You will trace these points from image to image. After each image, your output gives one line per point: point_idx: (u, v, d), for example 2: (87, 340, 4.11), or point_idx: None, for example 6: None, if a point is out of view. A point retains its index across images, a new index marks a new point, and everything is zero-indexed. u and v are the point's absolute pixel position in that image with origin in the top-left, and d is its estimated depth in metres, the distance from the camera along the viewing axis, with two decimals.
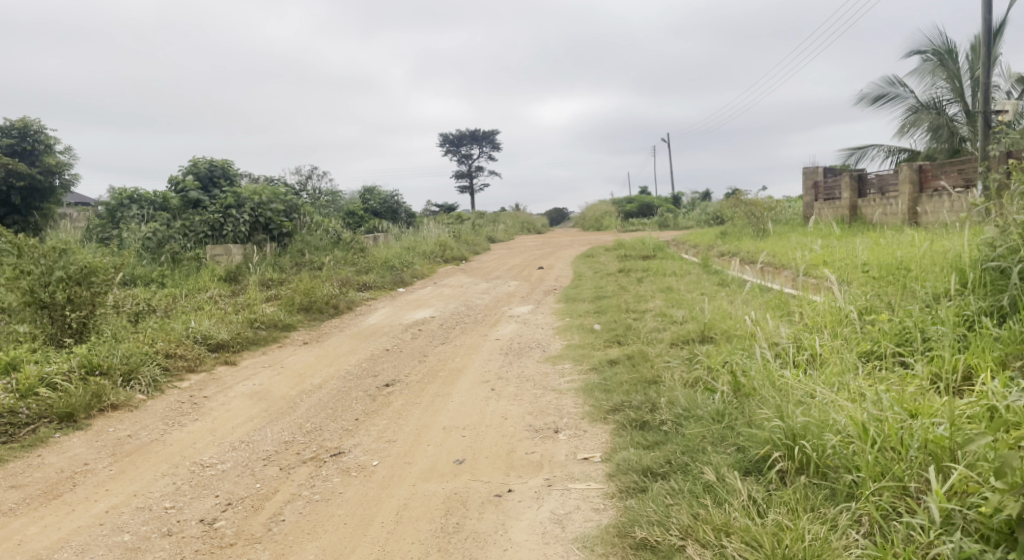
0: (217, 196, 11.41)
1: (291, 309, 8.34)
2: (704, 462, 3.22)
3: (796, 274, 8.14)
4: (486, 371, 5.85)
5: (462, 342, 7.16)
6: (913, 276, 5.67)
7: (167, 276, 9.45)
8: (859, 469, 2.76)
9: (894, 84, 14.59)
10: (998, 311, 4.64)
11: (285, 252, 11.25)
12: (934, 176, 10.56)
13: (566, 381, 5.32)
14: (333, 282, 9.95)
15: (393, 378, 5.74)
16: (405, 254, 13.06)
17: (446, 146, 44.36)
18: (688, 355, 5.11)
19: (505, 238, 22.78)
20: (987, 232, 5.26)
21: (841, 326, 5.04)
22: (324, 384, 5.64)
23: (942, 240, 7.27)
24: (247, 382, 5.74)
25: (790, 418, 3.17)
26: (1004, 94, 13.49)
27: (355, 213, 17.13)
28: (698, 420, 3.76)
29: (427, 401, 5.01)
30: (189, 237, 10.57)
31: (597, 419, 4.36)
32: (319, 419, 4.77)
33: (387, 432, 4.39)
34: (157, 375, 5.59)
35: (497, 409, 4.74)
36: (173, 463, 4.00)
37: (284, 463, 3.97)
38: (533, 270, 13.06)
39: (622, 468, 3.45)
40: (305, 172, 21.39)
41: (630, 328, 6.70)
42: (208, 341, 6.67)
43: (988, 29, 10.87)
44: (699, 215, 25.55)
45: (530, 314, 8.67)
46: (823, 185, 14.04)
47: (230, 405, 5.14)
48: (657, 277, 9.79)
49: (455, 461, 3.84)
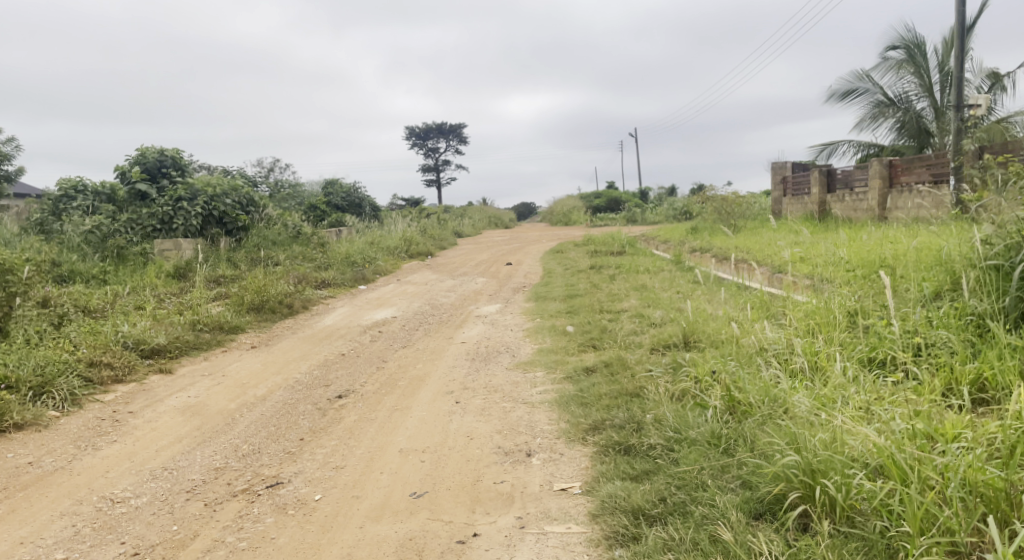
0: (166, 188, 10.58)
1: (239, 309, 7.70)
2: (706, 504, 2.76)
3: (776, 271, 7.70)
4: (451, 380, 5.31)
5: (425, 346, 6.58)
6: (901, 276, 5.23)
7: (110, 272, 8.66)
8: (895, 514, 2.35)
9: (862, 79, 14.29)
10: (999, 314, 4.16)
11: (240, 248, 10.49)
12: (904, 171, 10.32)
13: (539, 393, 4.80)
14: (289, 279, 9.29)
15: (347, 389, 5.16)
16: (367, 249, 12.44)
17: (412, 139, 43.38)
18: (672, 363, 4.61)
19: (472, 232, 22.17)
20: (981, 229, 4.82)
21: (835, 330, 4.56)
22: (269, 396, 5.05)
23: (926, 235, 6.89)
24: (182, 395, 5.11)
25: (808, 450, 2.70)
26: (974, 90, 13.31)
27: (317, 207, 16.54)
28: (691, 444, 3.29)
29: (383, 417, 4.45)
30: (136, 231, 9.79)
31: (574, 440, 3.85)
32: (258, 438, 4.19)
33: (334, 457, 3.82)
34: (76, 388, 4.95)
35: (461, 427, 4.20)
36: (76, 499, 3.41)
37: (210, 498, 3.40)
38: (501, 266, 12.46)
39: (607, 506, 2.96)
40: (266, 164, 20.70)
41: (606, 330, 6.21)
42: (141, 347, 6.00)
43: (961, 24, 10.60)
44: (667, 210, 25.30)
45: (497, 314, 8.12)
46: (791, 180, 13.72)
47: (157, 422, 4.52)
48: (629, 274, 9.31)
49: (411, 495, 3.30)
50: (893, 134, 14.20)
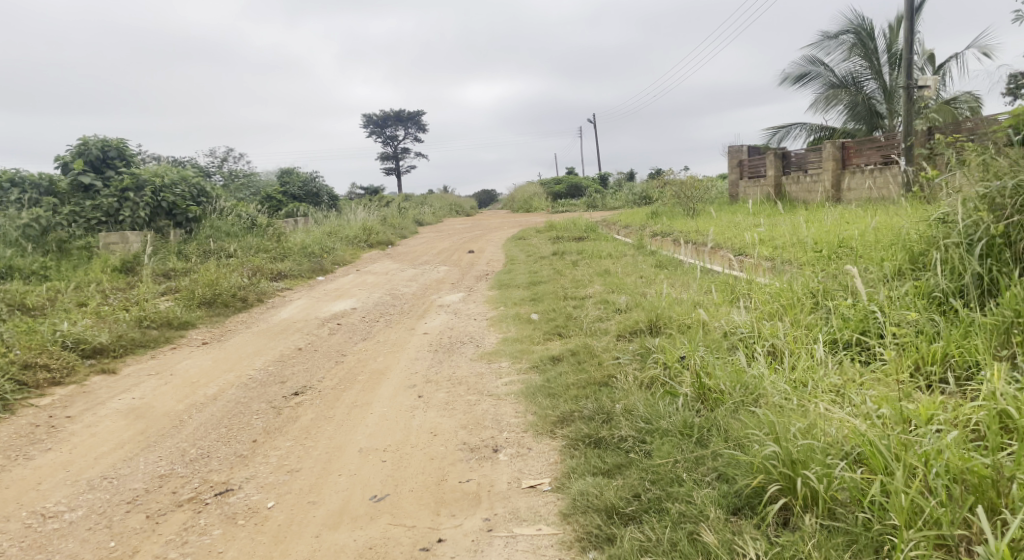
0: (112, 179, 10.08)
1: (189, 304, 7.35)
2: (683, 501, 2.64)
3: (738, 253, 7.65)
4: (413, 373, 5.11)
5: (386, 338, 6.36)
6: (862, 253, 5.18)
7: (52, 267, 8.20)
8: (879, 506, 2.26)
9: (814, 62, 14.39)
10: (960, 292, 4.06)
11: (192, 240, 10.05)
12: (857, 152, 10.39)
13: (504, 384, 4.64)
14: (243, 271, 8.94)
15: (303, 385, 4.92)
16: (325, 238, 12.09)
17: (370, 126, 42.58)
18: (639, 350, 4.49)
19: (432, 220, 21.85)
20: (938, 207, 4.77)
21: (802, 311, 4.47)
22: (220, 395, 4.78)
23: (886, 214, 6.89)
24: (126, 396, 4.80)
25: (787, 441, 2.58)
26: (921, 72, 13.54)
27: (273, 197, 16.01)
28: (663, 435, 3.17)
29: (342, 415, 4.24)
30: (79, 224, 9.29)
31: (542, 433, 3.70)
32: (208, 440, 3.95)
33: (289, 459, 3.60)
34: (7, 394, 4.61)
35: (424, 422, 4.01)
36: (4, 516, 3.15)
37: (153, 508, 3.17)
38: (463, 254, 12.25)
39: (579, 505, 2.83)
40: (219, 155, 20.05)
41: (571, 317, 6.07)
42: (82, 347, 5.65)
43: (909, 5, 10.65)
44: (628, 195, 25.31)
45: (460, 303, 7.92)
46: (748, 164, 13.77)
47: (96, 427, 4.23)
48: (593, 260, 9.20)
49: (372, 499, 3.11)
50: (844, 116, 14.34)
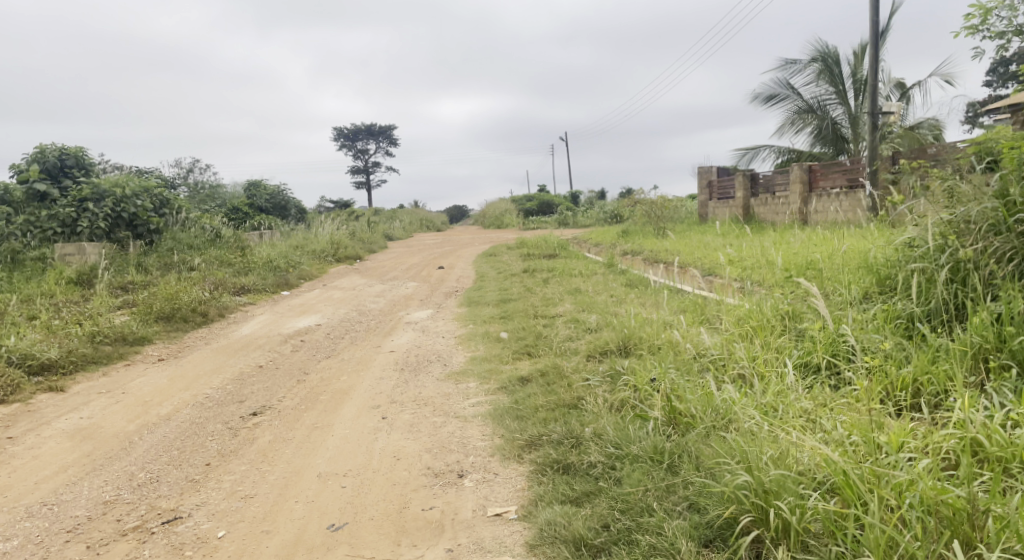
0: (69, 188, 9.75)
1: (146, 318, 7.10)
2: (653, 533, 2.56)
3: (707, 273, 7.66)
4: (378, 393, 4.96)
5: (351, 356, 6.20)
6: (829, 275, 5.18)
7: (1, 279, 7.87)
8: (853, 539, 2.20)
9: (782, 86, 14.61)
10: (926, 317, 4.06)
11: (152, 253, 9.76)
12: (823, 176, 10.54)
13: (471, 406, 4.51)
14: (204, 285, 8.69)
15: (262, 405, 4.74)
16: (291, 252, 11.85)
17: (340, 139, 42.22)
18: (609, 372, 4.41)
19: (402, 235, 21.63)
20: (903, 231, 4.79)
21: (772, 333, 4.43)
22: (174, 415, 4.58)
23: (852, 237, 6.96)
24: (73, 416, 4.57)
25: (760, 470, 2.51)
26: (885, 98, 13.84)
27: (240, 209, 15.66)
28: (633, 460, 3.08)
29: (302, 437, 4.08)
30: (33, 234, 8.94)
31: (509, 458, 3.59)
32: (159, 463, 3.77)
33: (243, 484, 3.44)
34: None
35: (388, 445, 3.87)
36: None
37: (95, 538, 3.00)
38: (432, 270, 12.12)
39: (546, 536, 2.73)
40: (184, 166, 19.65)
41: (541, 337, 5.98)
42: (28, 363, 5.40)
43: (873, 33, 10.89)
44: (598, 213, 25.43)
45: (428, 320, 7.78)
46: (717, 185, 13.90)
47: (39, 448, 4.01)
48: (563, 278, 9.14)
49: (329, 528, 2.98)
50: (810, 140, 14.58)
